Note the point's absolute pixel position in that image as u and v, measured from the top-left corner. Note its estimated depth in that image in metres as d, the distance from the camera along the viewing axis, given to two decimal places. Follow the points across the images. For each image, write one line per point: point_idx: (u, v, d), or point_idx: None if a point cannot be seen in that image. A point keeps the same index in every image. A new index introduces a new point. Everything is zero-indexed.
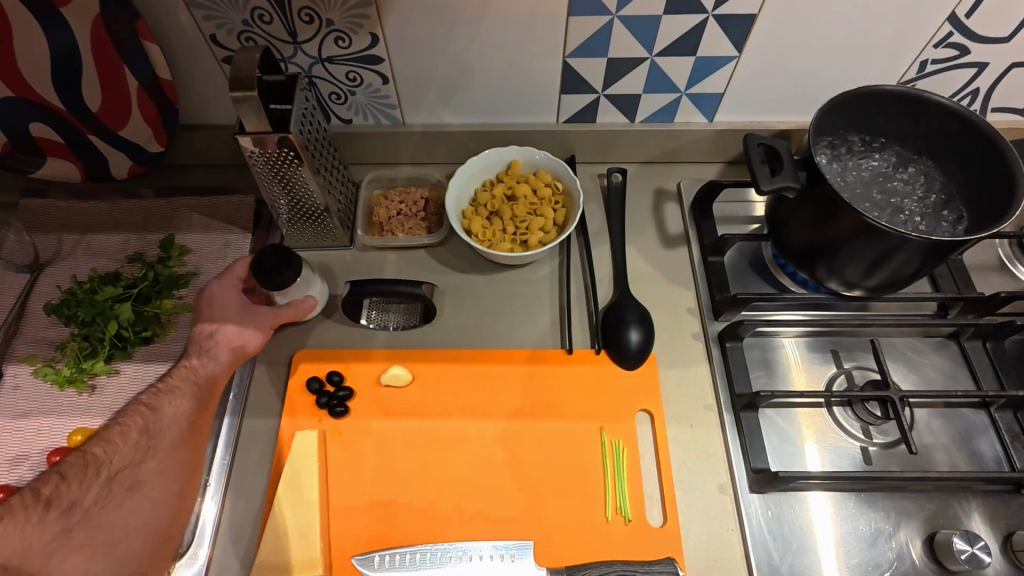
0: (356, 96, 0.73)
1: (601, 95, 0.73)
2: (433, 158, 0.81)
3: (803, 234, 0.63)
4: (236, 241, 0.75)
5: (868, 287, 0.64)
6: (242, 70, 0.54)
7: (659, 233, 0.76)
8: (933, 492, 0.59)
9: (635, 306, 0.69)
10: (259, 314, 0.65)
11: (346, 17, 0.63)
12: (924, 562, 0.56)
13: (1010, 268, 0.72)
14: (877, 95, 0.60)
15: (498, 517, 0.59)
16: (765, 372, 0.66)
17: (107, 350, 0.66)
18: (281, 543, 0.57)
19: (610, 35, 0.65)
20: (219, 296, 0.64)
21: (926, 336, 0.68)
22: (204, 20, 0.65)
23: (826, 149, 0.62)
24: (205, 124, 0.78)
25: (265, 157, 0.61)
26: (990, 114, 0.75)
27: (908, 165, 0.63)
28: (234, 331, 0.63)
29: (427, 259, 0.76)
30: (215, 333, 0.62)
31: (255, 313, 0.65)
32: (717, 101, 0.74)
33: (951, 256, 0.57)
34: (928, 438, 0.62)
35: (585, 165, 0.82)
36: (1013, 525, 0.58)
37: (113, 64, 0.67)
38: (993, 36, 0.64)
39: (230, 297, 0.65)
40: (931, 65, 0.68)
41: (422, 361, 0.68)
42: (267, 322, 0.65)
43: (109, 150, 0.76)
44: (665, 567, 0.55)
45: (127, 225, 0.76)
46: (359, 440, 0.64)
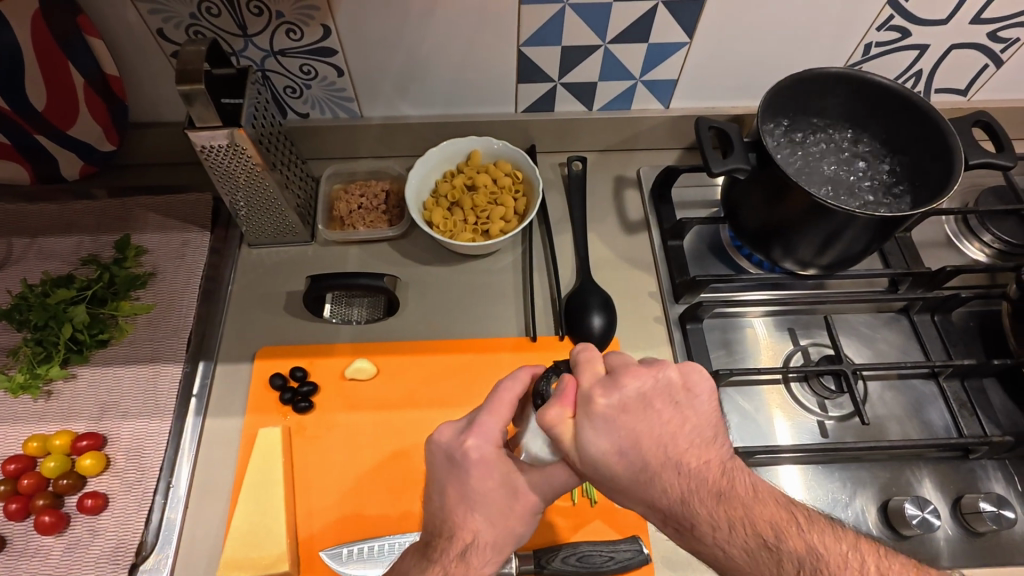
0: (311, 90, 0.73)
1: (557, 83, 0.74)
2: (393, 151, 0.81)
3: (756, 216, 0.65)
4: (194, 240, 0.74)
5: (820, 265, 0.65)
6: (187, 63, 0.52)
7: (620, 220, 0.77)
8: (887, 461, 0.61)
9: (597, 291, 0.70)
10: (510, 509, 0.48)
11: (295, 9, 0.62)
12: (880, 529, 0.58)
13: (956, 244, 0.74)
14: (827, 77, 0.61)
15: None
16: (726, 352, 0.67)
17: (62, 354, 0.64)
18: (246, 541, 0.57)
19: (563, 23, 0.65)
20: (477, 470, 0.47)
21: (877, 311, 0.70)
22: (150, 14, 0.63)
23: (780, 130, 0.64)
24: (159, 122, 0.77)
25: (218, 151, 0.60)
26: (933, 95, 0.77)
27: (857, 149, 0.65)
28: (490, 541, 0.47)
29: (390, 252, 0.76)
30: (469, 548, 0.46)
31: (513, 501, 0.48)
32: (671, 88, 0.75)
33: (895, 233, 0.59)
34: (881, 410, 0.64)
35: (546, 154, 0.82)
36: (962, 489, 0.60)
37: (57, 62, 0.66)
38: (932, 18, 0.66)
39: (489, 477, 0.47)
40: (875, 48, 0.70)
41: (387, 354, 0.68)
42: (522, 515, 0.48)
43: (59, 150, 0.74)
44: (631, 545, 0.56)
45: (81, 226, 0.74)
46: (325, 435, 0.63)
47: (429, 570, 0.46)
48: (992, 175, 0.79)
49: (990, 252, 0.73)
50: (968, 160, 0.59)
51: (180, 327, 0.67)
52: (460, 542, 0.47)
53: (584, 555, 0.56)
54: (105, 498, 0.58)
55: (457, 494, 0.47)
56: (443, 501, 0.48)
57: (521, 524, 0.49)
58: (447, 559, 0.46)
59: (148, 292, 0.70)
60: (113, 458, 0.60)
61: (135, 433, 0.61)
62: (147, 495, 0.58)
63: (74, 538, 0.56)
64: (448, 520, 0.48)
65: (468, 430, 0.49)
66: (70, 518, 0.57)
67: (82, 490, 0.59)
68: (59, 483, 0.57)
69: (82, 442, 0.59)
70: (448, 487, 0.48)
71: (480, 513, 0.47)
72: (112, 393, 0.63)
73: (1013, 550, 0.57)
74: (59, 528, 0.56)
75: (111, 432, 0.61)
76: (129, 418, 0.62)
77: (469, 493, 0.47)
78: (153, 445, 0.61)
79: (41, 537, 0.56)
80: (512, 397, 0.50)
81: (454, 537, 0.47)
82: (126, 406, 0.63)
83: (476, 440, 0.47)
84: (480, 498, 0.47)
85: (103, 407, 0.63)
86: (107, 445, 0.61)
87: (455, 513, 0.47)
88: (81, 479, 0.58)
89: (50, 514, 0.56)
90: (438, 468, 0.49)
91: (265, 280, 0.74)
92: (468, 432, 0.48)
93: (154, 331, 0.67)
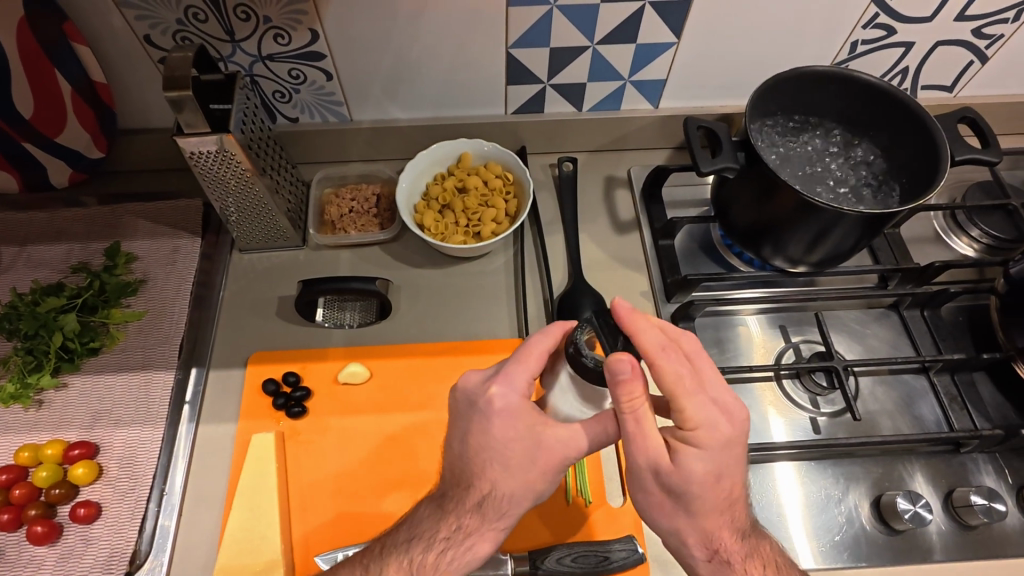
0: (300, 94, 0.73)
1: (547, 84, 0.74)
2: (384, 154, 0.81)
3: (746, 214, 0.65)
4: (184, 246, 0.73)
5: (810, 262, 0.65)
6: (174, 69, 0.52)
7: (611, 220, 0.78)
8: (879, 456, 0.62)
9: (589, 291, 0.70)
10: (533, 464, 0.48)
11: (283, 13, 0.62)
12: (873, 524, 0.58)
13: (945, 240, 0.75)
14: (816, 75, 0.62)
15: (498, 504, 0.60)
16: (718, 350, 0.68)
17: (53, 362, 0.64)
18: (240, 547, 0.57)
19: (551, 24, 0.65)
20: (500, 420, 0.48)
21: (868, 307, 0.71)
22: (136, 20, 0.63)
23: (770, 128, 0.65)
24: (148, 128, 0.77)
25: (207, 157, 0.60)
26: (920, 92, 0.78)
27: (846, 148, 0.65)
28: (505, 496, 0.48)
29: (381, 255, 0.76)
30: (485, 499, 0.49)
31: (535, 454, 0.48)
32: (660, 87, 0.75)
33: (884, 229, 0.59)
34: (872, 405, 0.65)
35: (537, 156, 0.83)
36: (954, 482, 0.61)
37: (44, 69, 0.66)
38: (917, 16, 0.67)
39: (511, 428, 0.48)
40: (862, 46, 0.70)
41: (380, 358, 0.68)
42: (545, 472, 0.48)
43: (47, 158, 0.74)
44: (626, 545, 0.56)
45: (71, 234, 0.74)
46: (319, 440, 0.63)
47: (445, 519, 0.50)
48: (979, 170, 0.80)
49: (979, 247, 0.74)
50: (954, 157, 0.60)
51: (171, 334, 0.67)
52: (478, 493, 0.49)
53: (579, 556, 0.55)
54: (98, 507, 0.57)
55: (478, 444, 0.48)
56: (463, 450, 0.49)
57: (544, 482, 0.49)
58: (462, 509, 0.50)
59: (139, 299, 0.69)
60: (106, 466, 0.60)
61: (127, 441, 0.61)
62: (141, 503, 0.58)
63: (67, 547, 0.56)
64: (467, 473, 0.49)
65: (492, 378, 0.49)
66: (63, 527, 0.57)
67: (75, 500, 0.58)
68: (52, 492, 0.57)
69: (74, 451, 0.59)
70: (468, 434, 0.49)
71: (498, 464, 0.48)
72: (104, 402, 0.63)
73: (1006, 542, 0.58)
74: (51, 537, 0.56)
75: (103, 440, 0.61)
76: (121, 427, 0.62)
77: (490, 444, 0.48)
78: (146, 453, 0.60)
79: (33, 548, 0.56)
80: (541, 351, 0.49)
81: (471, 488, 0.49)
82: (118, 414, 0.62)
83: (501, 387, 0.48)
84: (501, 448, 0.48)
85: (95, 416, 0.62)
86: (99, 454, 0.60)
87: (474, 466, 0.49)
88: (73, 488, 0.58)
89: (42, 524, 0.56)
90: (462, 415, 0.50)
91: (257, 285, 0.73)
92: (495, 380, 0.48)
93: (146, 339, 0.67)
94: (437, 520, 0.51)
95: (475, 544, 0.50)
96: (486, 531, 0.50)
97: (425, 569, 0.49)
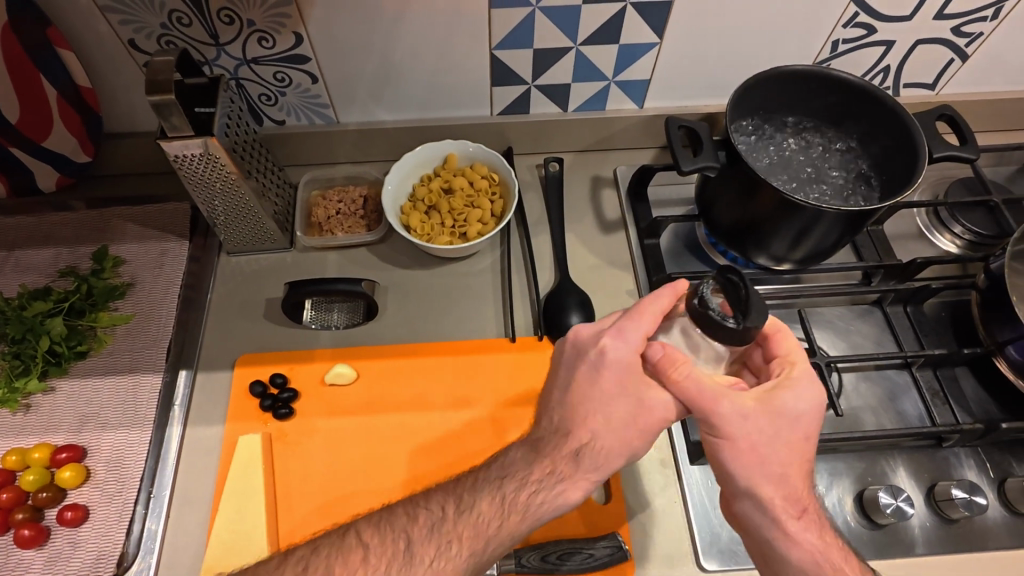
0: (286, 97, 0.73)
1: (531, 86, 0.74)
2: (371, 156, 0.81)
3: (729, 213, 0.65)
4: (172, 249, 0.74)
5: (793, 260, 0.66)
6: (157, 73, 0.52)
7: (597, 220, 0.78)
8: (862, 451, 0.62)
9: (575, 291, 0.70)
10: (634, 423, 0.48)
11: (267, 17, 0.63)
12: (856, 519, 0.59)
13: (928, 236, 0.76)
14: (795, 75, 0.62)
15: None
16: None
17: (40, 366, 0.64)
18: (227, 548, 0.57)
19: (534, 25, 0.66)
20: (610, 370, 0.48)
21: (852, 304, 0.71)
22: (121, 25, 0.64)
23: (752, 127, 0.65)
24: (134, 132, 0.77)
25: (192, 161, 0.60)
26: (902, 90, 0.79)
27: (828, 145, 0.66)
28: (605, 448, 0.48)
29: (369, 256, 0.76)
30: (582, 449, 0.48)
31: (639, 410, 0.48)
32: (644, 87, 0.76)
33: (865, 226, 0.60)
34: (856, 401, 0.65)
35: (523, 156, 0.83)
36: (936, 477, 0.61)
37: (29, 75, 0.66)
38: (896, 15, 0.67)
39: (619, 377, 0.48)
40: (842, 45, 0.71)
41: (367, 359, 0.68)
42: (646, 430, 0.48)
43: (34, 162, 0.74)
44: (610, 542, 0.56)
45: (58, 238, 0.74)
46: (306, 441, 0.63)
47: (537, 462, 0.49)
48: (961, 167, 0.80)
49: (961, 243, 0.74)
50: (932, 154, 0.60)
51: (159, 337, 0.67)
52: (576, 441, 0.48)
53: (564, 553, 0.56)
54: (85, 510, 0.58)
55: (582, 393, 0.48)
56: (566, 398, 0.49)
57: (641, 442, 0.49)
58: (557, 455, 0.49)
59: (126, 302, 0.70)
60: (93, 469, 0.60)
61: (115, 444, 0.61)
62: (128, 505, 0.58)
63: (55, 550, 0.56)
64: (565, 419, 0.49)
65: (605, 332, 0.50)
66: (50, 530, 0.57)
67: (62, 503, 0.58)
68: (39, 495, 0.57)
69: (61, 454, 0.59)
70: (572, 384, 0.49)
71: (602, 411, 0.48)
72: (91, 405, 0.63)
73: (987, 535, 0.58)
74: (39, 541, 0.56)
75: (91, 443, 0.61)
76: (108, 429, 0.62)
77: (595, 392, 0.48)
78: (133, 455, 0.61)
79: (21, 551, 0.56)
80: (656, 311, 0.49)
81: (569, 436, 0.49)
82: (106, 418, 0.63)
83: (615, 340, 0.48)
84: (605, 400, 0.48)
85: (83, 419, 0.62)
86: (87, 457, 0.60)
87: (577, 411, 0.49)
88: (61, 492, 0.58)
89: (29, 527, 0.56)
90: (569, 366, 0.51)
91: (244, 287, 0.74)
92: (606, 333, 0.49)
93: (133, 342, 0.67)
94: (530, 462, 0.49)
95: (568, 490, 0.48)
96: (579, 480, 0.48)
97: (517, 507, 0.47)
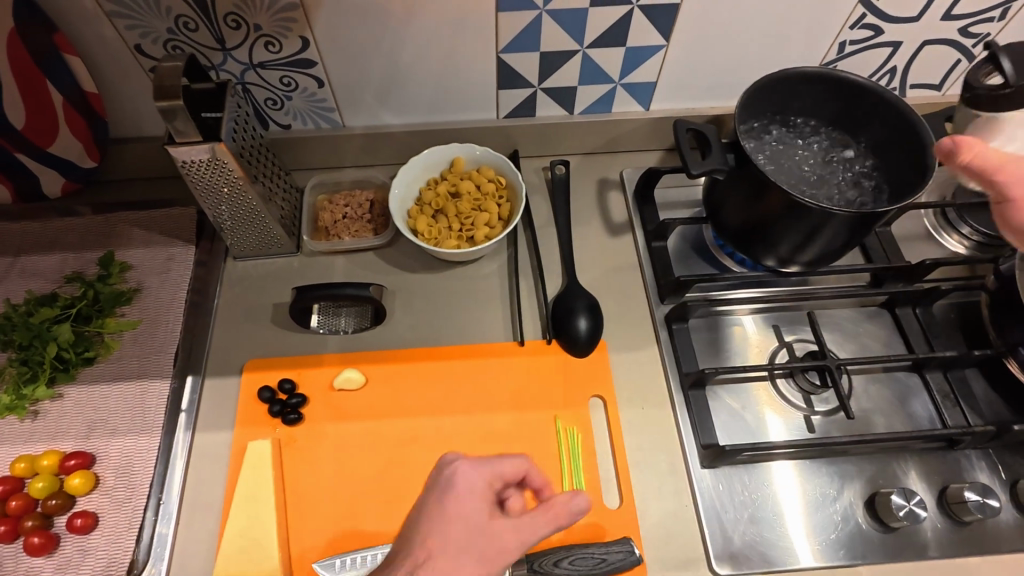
0: (292, 101, 0.73)
1: (538, 88, 0.74)
2: (377, 159, 0.81)
3: (738, 215, 0.65)
4: (179, 254, 0.73)
5: (801, 262, 0.66)
6: (165, 79, 0.52)
7: (604, 222, 0.78)
8: (873, 454, 0.62)
9: (583, 294, 0.70)
10: (477, 536, 0.47)
11: (273, 21, 0.63)
12: (869, 522, 0.59)
13: (936, 238, 0.76)
14: (805, 76, 0.62)
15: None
16: (712, 351, 0.68)
17: (48, 373, 0.63)
18: (238, 554, 0.57)
19: (540, 28, 0.66)
20: (508, 529, 0.48)
21: (861, 306, 0.71)
22: (127, 30, 0.64)
23: (762, 129, 0.65)
24: (140, 137, 0.77)
25: (200, 166, 0.60)
26: (909, 91, 0.78)
27: (836, 146, 0.66)
28: (512, 529, 0.48)
29: (376, 260, 0.76)
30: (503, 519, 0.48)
31: (500, 543, 0.47)
32: (650, 90, 0.76)
33: (874, 228, 0.60)
34: (866, 403, 0.65)
35: (530, 159, 0.83)
36: (947, 479, 0.61)
37: (34, 80, 0.66)
38: (903, 16, 0.67)
39: (519, 533, 0.48)
40: (849, 46, 0.71)
41: (375, 363, 0.68)
42: (538, 529, 0.49)
43: (40, 168, 0.74)
44: (623, 547, 0.56)
45: (64, 243, 0.74)
46: (315, 446, 0.63)
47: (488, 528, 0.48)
48: None
49: (970, 244, 0.74)
50: None
51: (167, 342, 0.67)
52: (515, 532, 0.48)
53: (576, 558, 0.56)
54: (95, 517, 0.57)
55: (454, 513, 0.47)
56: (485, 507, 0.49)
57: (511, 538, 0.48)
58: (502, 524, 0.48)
59: (133, 308, 0.69)
60: (102, 475, 0.60)
61: (123, 450, 0.61)
62: (138, 512, 0.58)
63: (65, 558, 0.56)
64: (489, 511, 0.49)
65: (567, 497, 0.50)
66: (60, 538, 0.57)
67: (72, 510, 0.58)
68: (48, 503, 0.57)
69: (70, 461, 0.59)
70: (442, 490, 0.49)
71: (509, 524, 0.48)
72: (99, 411, 0.63)
73: (1000, 537, 0.58)
74: (49, 548, 0.56)
75: (99, 450, 0.61)
76: (117, 436, 0.62)
77: (485, 531, 0.47)
78: (142, 461, 0.60)
79: (30, 559, 0.56)
80: (556, 516, 0.49)
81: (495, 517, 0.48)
82: (114, 424, 0.62)
83: (562, 504, 0.50)
84: (490, 534, 0.47)
85: (91, 426, 0.62)
86: (96, 464, 0.60)
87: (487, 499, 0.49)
88: (70, 499, 0.58)
89: (39, 535, 0.56)
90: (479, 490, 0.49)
91: (251, 292, 0.74)
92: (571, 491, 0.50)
93: (141, 348, 0.67)
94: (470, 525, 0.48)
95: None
96: (505, 545, 0.47)
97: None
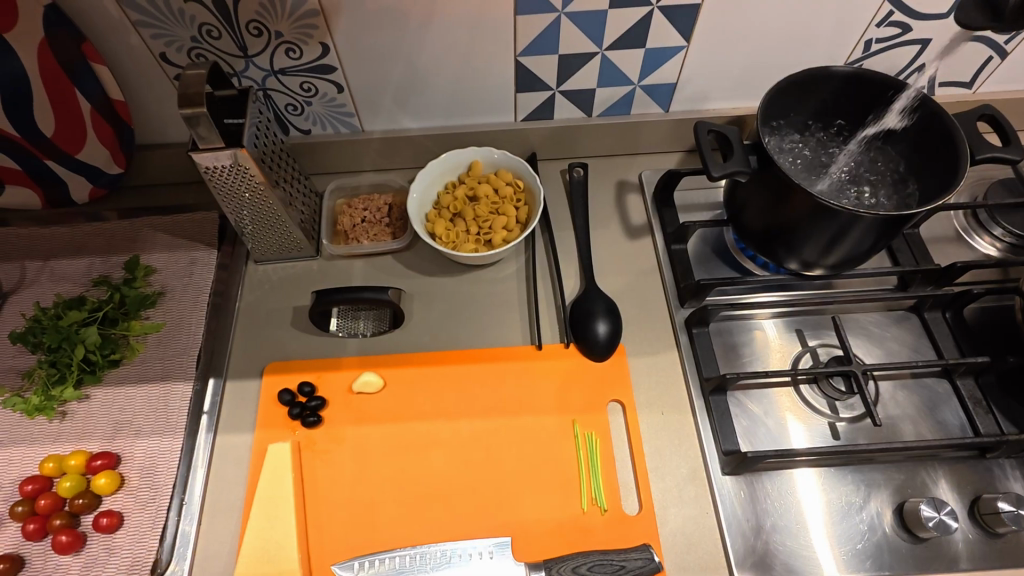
0: (312, 106, 0.74)
1: (557, 91, 0.74)
2: (396, 163, 0.81)
3: (760, 218, 0.64)
4: (201, 258, 0.75)
5: (826, 265, 0.64)
6: (190, 87, 0.53)
7: (623, 224, 0.77)
8: (901, 462, 0.60)
9: (601, 297, 0.70)
10: None
11: (294, 28, 0.64)
12: (896, 531, 0.57)
13: (967, 239, 0.74)
14: (847, 78, 0.62)
15: (530, 508, 0.60)
16: (734, 356, 0.67)
17: (75, 374, 0.65)
18: (258, 554, 0.58)
19: (559, 31, 0.65)
20: None
21: (888, 310, 0.69)
22: (152, 39, 0.65)
23: (800, 133, 0.65)
24: (165, 143, 0.79)
25: (222, 172, 0.61)
26: (938, 89, 0.77)
27: (875, 154, 0.65)
28: None
29: (394, 264, 0.76)
30: None
31: None
32: (670, 91, 0.75)
33: (903, 230, 0.58)
34: (893, 410, 0.63)
35: (547, 162, 0.83)
36: (980, 488, 0.59)
37: (64, 87, 0.67)
38: (933, 12, 0.66)
39: None
40: (876, 44, 0.69)
41: (393, 366, 0.68)
42: None
43: (69, 174, 0.75)
44: (642, 554, 0.55)
45: (91, 248, 0.75)
46: (335, 449, 0.63)
47: None
48: (1000, 168, 0.78)
49: (1002, 246, 0.72)
50: (975, 155, 0.59)
51: (190, 344, 0.68)
52: None
53: (594, 565, 0.55)
54: (120, 516, 0.58)
55: None
56: None
57: None
58: None
59: (158, 311, 0.71)
60: (127, 476, 0.61)
61: (148, 451, 0.62)
62: (161, 512, 0.59)
63: (91, 556, 0.57)
64: None
65: None
66: (86, 537, 0.58)
67: (98, 509, 0.59)
68: (75, 502, 0.58)
69: (96, 462, 0.60)
70: None
71: None
72: (125, 412, 0.64)
73: None
74: (75, 547, 0.57)
75: (125, 450, 0.62)
76: (142, 436, 0.63)
77: None
78: (166, 463, 0.61)
79: (58, 556, 0.57)
80: None
81: None
82: (139, 425, 0.63)
83: None
84: None
85: (116, 426, 0.63)
86: (121, 464, 0.61)
87: None
88: (96, 498, 0.59)
89: (67, 533, 0.57)
90: None
91: (271, 295, 0.75)
92: None
93: (165, 350, 0.68)
94: None
95: None
96: None
97: None
